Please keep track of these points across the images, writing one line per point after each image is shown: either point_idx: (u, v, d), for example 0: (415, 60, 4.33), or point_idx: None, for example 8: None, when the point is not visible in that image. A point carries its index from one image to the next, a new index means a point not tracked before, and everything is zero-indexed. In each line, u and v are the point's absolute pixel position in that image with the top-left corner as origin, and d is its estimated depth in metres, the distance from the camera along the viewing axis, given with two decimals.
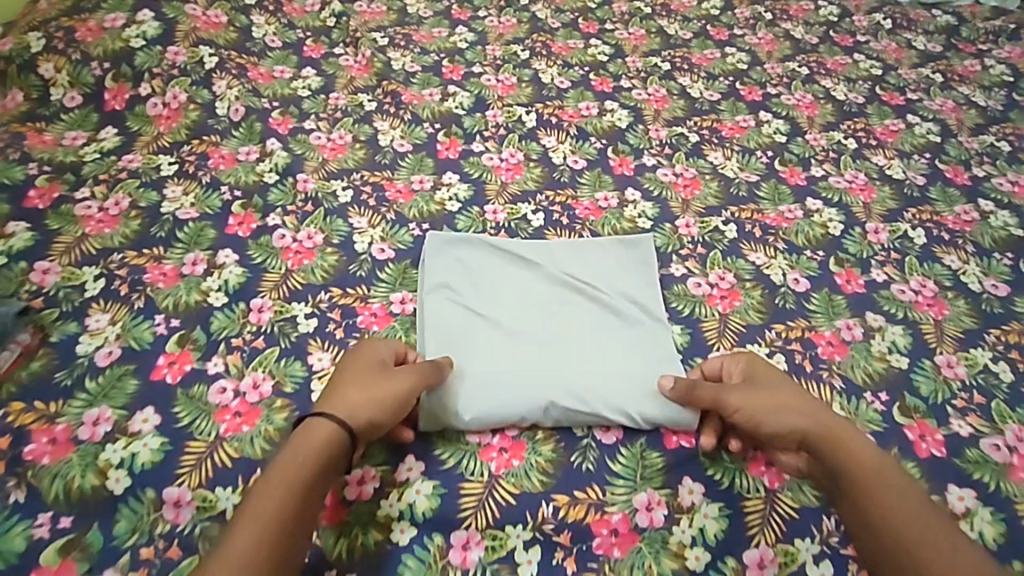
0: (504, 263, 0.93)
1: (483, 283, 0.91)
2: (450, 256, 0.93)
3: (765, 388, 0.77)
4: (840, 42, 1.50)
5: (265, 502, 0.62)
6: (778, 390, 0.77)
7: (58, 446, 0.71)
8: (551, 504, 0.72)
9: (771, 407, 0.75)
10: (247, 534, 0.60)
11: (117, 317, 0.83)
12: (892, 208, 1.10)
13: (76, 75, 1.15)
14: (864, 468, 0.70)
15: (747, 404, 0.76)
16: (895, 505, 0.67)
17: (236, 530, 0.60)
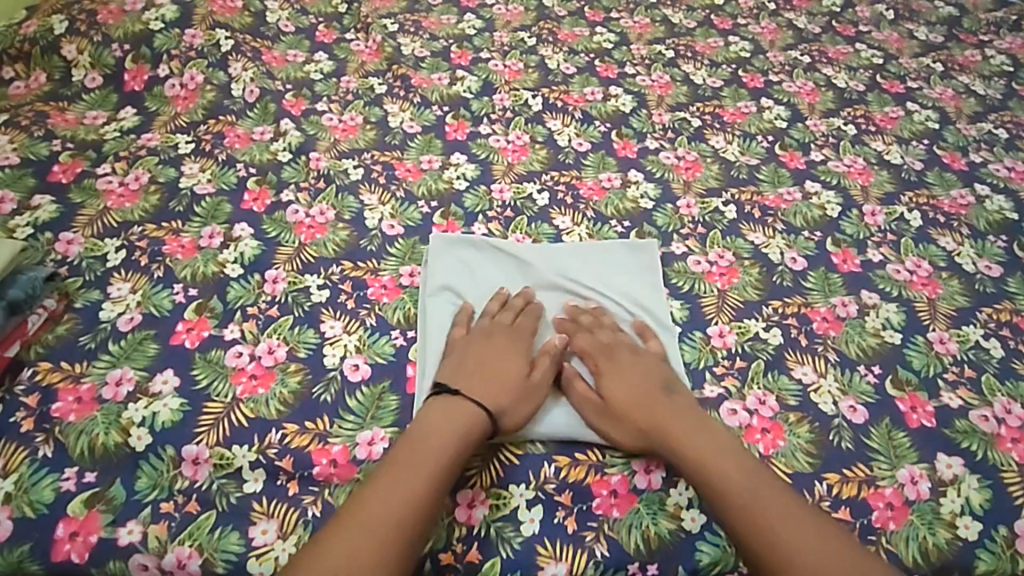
0: (510, 270, 0.92)
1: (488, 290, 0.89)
2: (455, 262, 0.92)
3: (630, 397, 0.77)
4: (843, 32, 1.52)
5: (410, 471, 0.67)
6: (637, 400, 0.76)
7: (83, 404, 0.74)
8: (552, 465, 0.75)
9: (646, 415, 0.75)
10: (394, 497, 0.65)
11: (137, 286, 0.87)
12: (889, 192, 1.12)
13: (97, 57, 1.18)
14: (723, 457, 0.71)
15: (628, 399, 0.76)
16: (745, 492, 0.68)
17: (387, 509, 0.64)
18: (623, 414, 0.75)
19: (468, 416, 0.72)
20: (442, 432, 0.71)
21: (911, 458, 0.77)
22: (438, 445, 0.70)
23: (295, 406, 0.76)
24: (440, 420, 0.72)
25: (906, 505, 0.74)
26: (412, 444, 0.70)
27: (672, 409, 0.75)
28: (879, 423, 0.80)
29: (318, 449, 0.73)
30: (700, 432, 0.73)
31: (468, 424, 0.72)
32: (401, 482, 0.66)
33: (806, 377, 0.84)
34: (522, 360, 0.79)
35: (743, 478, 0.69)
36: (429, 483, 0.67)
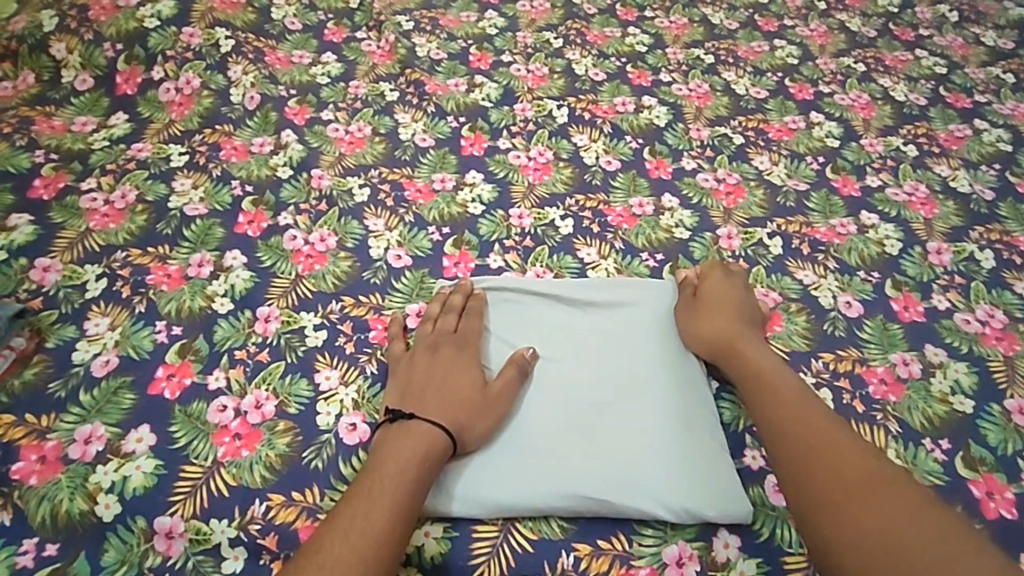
0: (529, 309, 0.81)
1: (504, 334, 0.79)
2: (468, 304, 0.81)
3: (718, 320, 0.78)
4: (901, 36, 1.38)
5: (357, 520, 0.59)
6: (724, 322, 0.77)
7: (47, 465, 0.67)
8: (571, 554, 0.66)
9: (724, 336, 0.76)
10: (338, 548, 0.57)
11: (117, 322, 0.79)
12: (956, 226, 1.00)
13: (88, 57, 1.10)
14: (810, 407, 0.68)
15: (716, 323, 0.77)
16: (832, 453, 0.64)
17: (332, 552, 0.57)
18: (702, 321, 0.78)
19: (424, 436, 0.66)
20: (397, 471, 0.63)
21: None
22: (392, 490, 0.62)
23: (283, 472, 0.69)
24: (395, 446, 0.65)
25: None
26: (369, 487, 0.62)
27: (752, 337, 0.76)
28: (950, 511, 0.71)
29: (306, 526, 0.66)
30: (767, 361, 0.74)
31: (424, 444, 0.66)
32: (358, 525, 0.59)
33: None
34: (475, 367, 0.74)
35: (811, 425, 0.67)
36: (377, 535, 0.58)
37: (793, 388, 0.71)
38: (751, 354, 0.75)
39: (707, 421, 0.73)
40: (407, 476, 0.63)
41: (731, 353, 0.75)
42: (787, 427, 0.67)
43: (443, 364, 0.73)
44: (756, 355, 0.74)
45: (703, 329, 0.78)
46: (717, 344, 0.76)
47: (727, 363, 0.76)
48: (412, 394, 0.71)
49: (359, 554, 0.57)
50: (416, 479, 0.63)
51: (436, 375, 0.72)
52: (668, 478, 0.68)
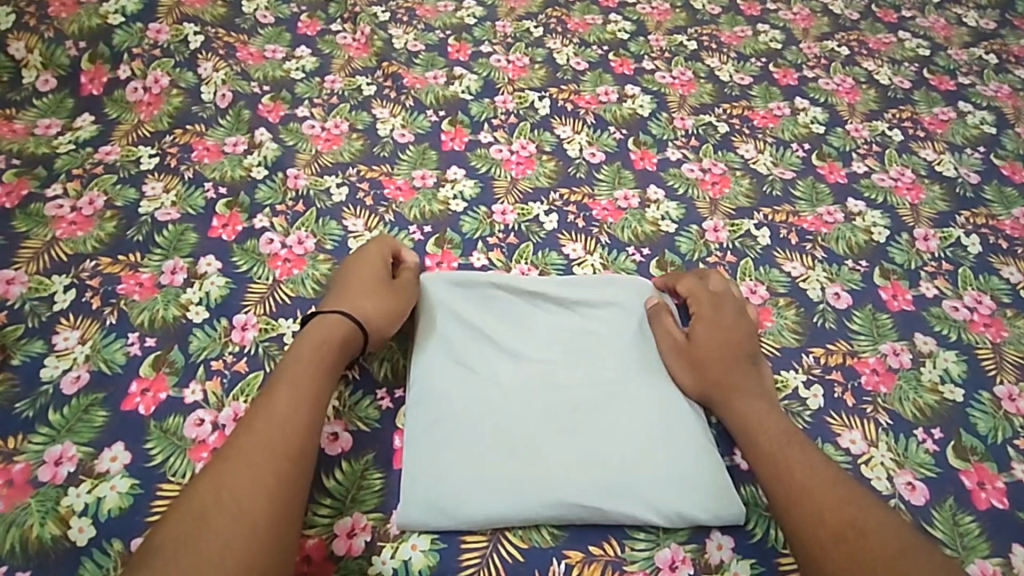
0: (509, 309, 0.79)
1: (484, 333, 0.77)
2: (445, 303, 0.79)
3: (716, 361, 0.74)
4: (884, 18, 1.36)
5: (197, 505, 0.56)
6: (724, 366, 0.73)
7: (15, 489, 0.64)
8: (562, 562, 0.65)
9: (721, 374, 0.73)
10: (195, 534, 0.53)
11: (87, 335, 0.76)
12: (943, 210, 0.99)
13: (49, 56, 1.05)
14: (795, 440, 0.67)
15: (712, 358, 0.74)
16: (818, 479, 0.64)
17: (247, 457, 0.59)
18: (698, 360, 0.74)
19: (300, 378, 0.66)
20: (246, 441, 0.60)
21: (981, 550, 0.68)
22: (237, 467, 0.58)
23: None
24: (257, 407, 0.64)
25: None
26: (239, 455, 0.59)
27: (748, 375, 0.73)
28: (942, 503, 0.70)
29: None
30: (763, 402, 0.71)
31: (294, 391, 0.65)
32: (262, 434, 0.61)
33: (854, 446, 0.74)
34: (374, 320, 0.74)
35: (785, 446, 0.67)
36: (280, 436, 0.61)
37: (779, 418, 0.70)
38: (744, 395, 0.72)
39: (695, 420, 0.72)
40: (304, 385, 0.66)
41: (726, 394, 0.72)
42: (776, 449, 0.67)
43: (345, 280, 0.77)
44: (748, 391, 0.72)
45: (697, 368, 0.74)
46: (713, 385, 0.73)
47: (721, 406, 0.72)
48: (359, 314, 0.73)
49: (206, 543, 0.53)
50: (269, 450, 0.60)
51: (358, 291, 0.75)
52: (657, 482, 0.67)
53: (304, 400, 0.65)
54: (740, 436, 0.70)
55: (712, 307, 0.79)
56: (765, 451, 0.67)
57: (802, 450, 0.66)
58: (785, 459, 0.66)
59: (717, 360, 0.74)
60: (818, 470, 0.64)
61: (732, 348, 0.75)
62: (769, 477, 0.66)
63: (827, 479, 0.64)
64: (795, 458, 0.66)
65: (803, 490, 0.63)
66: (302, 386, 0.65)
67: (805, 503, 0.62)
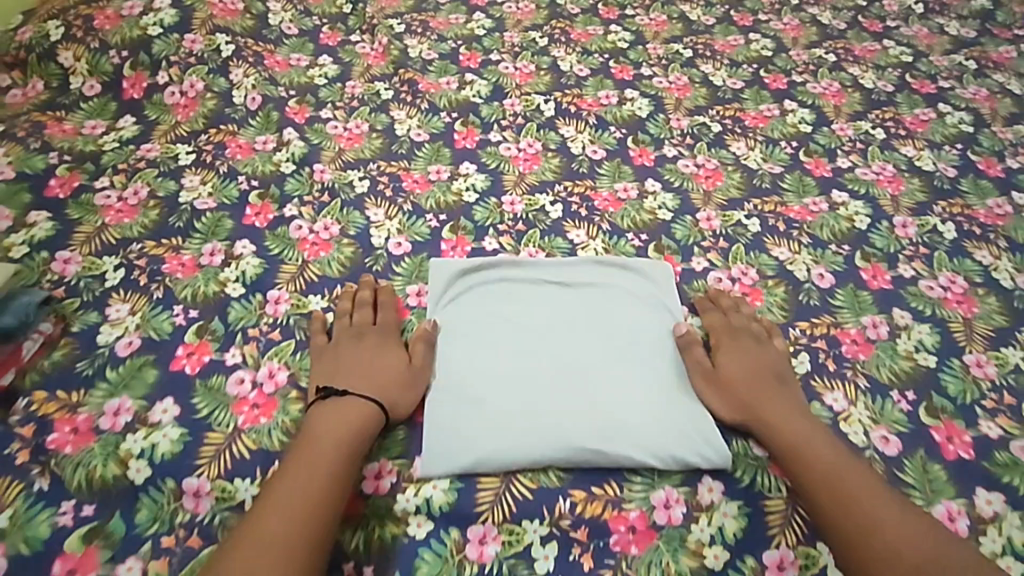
0: (534, 284, 0.88)
1: (510, 304, 0.86)
2: (479, 274, 0.89)
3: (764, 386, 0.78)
4: (869, 28, 1.45)
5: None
6: (775, 396, 0.78)
7: (80, 435, 0.72)
8: (567, 499, 0.71)
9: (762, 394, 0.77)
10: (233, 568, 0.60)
11: (136, 308, 0.84)
12: (921, 201, 1.07)
13: (95, 64, 1.15)
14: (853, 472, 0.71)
15: (746, 379, 0.79)
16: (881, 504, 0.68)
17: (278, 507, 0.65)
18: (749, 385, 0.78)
19: (319, 448, 0.69)
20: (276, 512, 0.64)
21: (948, 493, 0.74)
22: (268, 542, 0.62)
23: (298, 436, 0.74)
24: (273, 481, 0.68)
25: None
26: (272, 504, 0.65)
27: (780, 392, 0.78)
28: (913, 455, 0.76)
29: None
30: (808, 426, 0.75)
31: (321, 456, 0.69)
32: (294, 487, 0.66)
33: (836, 403, 0.80)
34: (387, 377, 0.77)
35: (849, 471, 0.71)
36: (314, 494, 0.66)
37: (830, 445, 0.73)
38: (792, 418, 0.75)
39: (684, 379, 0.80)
40: (335, 451, 0.69)
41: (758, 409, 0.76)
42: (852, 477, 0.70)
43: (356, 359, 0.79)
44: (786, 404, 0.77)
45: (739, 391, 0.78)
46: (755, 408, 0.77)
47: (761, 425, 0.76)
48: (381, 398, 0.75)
49: None
50: (298, 514, 0.65)
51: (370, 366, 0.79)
52: (654, 432, 0.74)
53: (330, 479, 0.67)
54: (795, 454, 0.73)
55: (728, 335, 0.84)
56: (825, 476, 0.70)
57: (861, 476, 0.70)
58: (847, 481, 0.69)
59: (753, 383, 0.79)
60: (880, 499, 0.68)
61: (760, 371, 0.80)
62: (839, 507, 0.68)
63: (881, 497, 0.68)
64: (855, 485, 0.69)
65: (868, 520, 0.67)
66: (323, 451, 0.69)
67: (879, 537, 0.66)
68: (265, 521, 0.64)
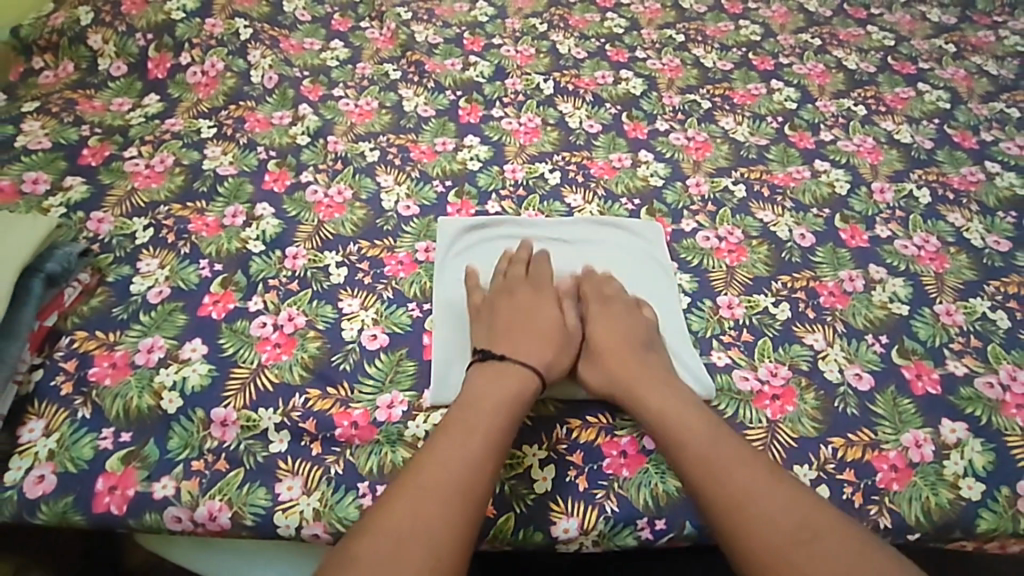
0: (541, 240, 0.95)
1: (521, 256, 0.93)
2: (492, 228, 0.96)
3: (616, 358, 0.79)
4: (854, 15, 1.52)
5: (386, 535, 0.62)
6: (637, 367, 0.78)
7: (118, 369, 0.79)
8: (564, 427, 0.78)
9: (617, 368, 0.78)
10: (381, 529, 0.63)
11: (166, 262, 0.91)
12: (898, 169, 1.13)
13: (121, 46, 1.23)
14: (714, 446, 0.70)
15: (607, 351, 0.80)
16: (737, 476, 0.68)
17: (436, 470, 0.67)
18: (608, 359, 0.79)
19: (480, 414, 0.72)
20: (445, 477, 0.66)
21: (916, 423, 0.80)
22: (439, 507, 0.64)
23: (316, 372, 0.80)
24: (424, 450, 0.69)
25: (909, 466, 0.77)
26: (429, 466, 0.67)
27: (645, 366, 0.78)
28: (884, 391, 0.82)
29: (340, 412, 0.77)
30: (665, 397, 0.75)
31: (481, 423, 0.71)
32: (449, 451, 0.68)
33: (816, 343, 0.87)
34: (541, 337, 0.80)
35: (705, 444, 0.71)
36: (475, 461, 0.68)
37: (693, 415, 0.73)
38: (651, 390, 0.76)
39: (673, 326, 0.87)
40: (495, 415, 0.72)
41: (629, 394, 0.76)
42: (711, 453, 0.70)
43: (512, 321, 0.82)
44: (650, 384, 0.76)
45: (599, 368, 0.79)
46: (613, 385, 0.77)
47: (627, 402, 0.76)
48: (540, 360, 0.78)
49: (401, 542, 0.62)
50: (478, 475, 0.67)
51: (534, 330, 0.81)
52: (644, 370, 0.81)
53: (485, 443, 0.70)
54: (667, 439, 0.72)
55: (599, 302, 0.85)
56: (698, 473, 0.69)
57: (745, 468, 0.69)
58: (722, 476, 0.68)
59: (612, 357, 0.79)
60: (779, 500, 0.66)
61: (625, 344, 0.80)
62: (709, 503, 0.68)
63: (737, 470, 0.69)
64: (736, 479, 0.68)
65: (752, 517, 0.66)
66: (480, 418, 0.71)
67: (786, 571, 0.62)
68: (428, 487, 0.65)
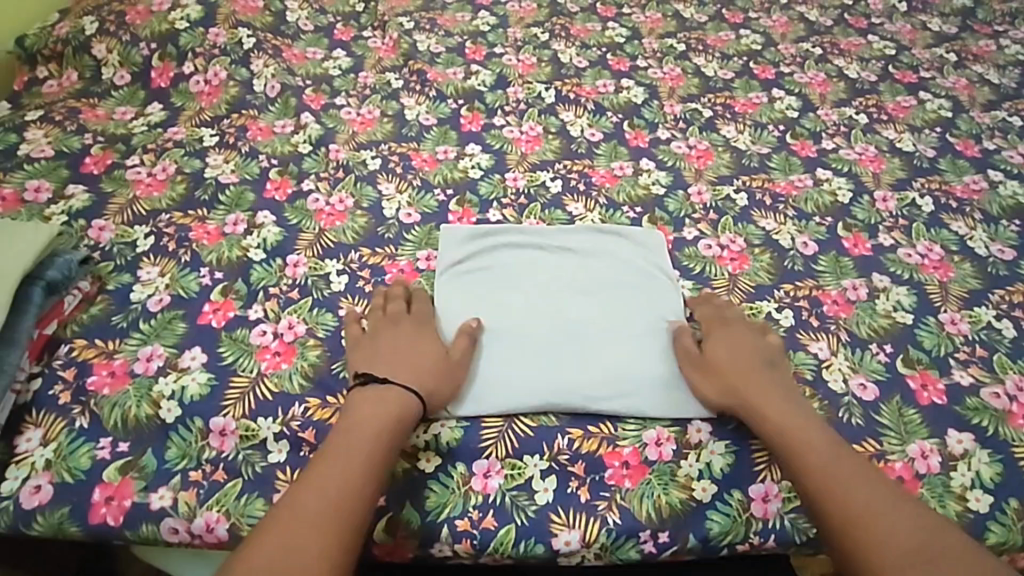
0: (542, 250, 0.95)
1: (521, 266, 0.93)
2: (493, 237, 0.96)
3: (756, 372, 0.78)
4: (855, 24, 1.53)
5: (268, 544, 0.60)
6: (771, 384, 0.77)
7: (116, 378, 0.78)
8: (565, 437, 0.77)
9: (757, 384, 0.77)
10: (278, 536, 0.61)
11: (166, 270, 0.91)
12: (900, 178, 1.13)
13: (125, 56, 1.23)
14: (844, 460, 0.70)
15: (731, 364, 0.79)
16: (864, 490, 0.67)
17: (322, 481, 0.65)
18: (742, 375, 0.78)
19: (375, 433, 0.70)
20: (319, 491, 0.64)
21: (922, 433, 0.79)
22: (317, 521, 0.62)
23: (316, 381, 0.80)
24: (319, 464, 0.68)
25: (916, 478, 0.76)
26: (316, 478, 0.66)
27: (772, 382, 0.78)
28: (890, 401, 0.82)
29: None
30: (800, 415, 0.75)
31: (371, 442, 0.69)
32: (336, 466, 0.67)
33: (821, 352, 0.86)
34: (425, 357, 0.78)
35: (837, 458, 0.70)
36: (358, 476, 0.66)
37: (825, 432, 0.73)
38: (779, 405, 0.75)
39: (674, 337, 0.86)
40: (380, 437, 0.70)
41: (752, 409, 0.75)
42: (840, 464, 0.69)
43: (394, 348, 0.79)
44: (780, 401, 0.75)
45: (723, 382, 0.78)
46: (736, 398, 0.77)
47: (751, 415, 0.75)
48: (421, 386, 0.76)
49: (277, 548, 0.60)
50: (360, 494, 0.65)
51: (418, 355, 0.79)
52: (636, 380, 0.81)
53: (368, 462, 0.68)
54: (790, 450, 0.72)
55: (725, 322, 0.85)
56: (810, 483, 0.69)
57: (865, 485, 0.67)
58: (840, 491, 0.67)
59: (743, 370, 0.78)
60: (890, 512, 0.65)
61: (751, 360, 0.79)
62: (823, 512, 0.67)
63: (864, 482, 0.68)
64: (854, 494, 0.66)
65: (864, 526, 0.64)
66: (367, 435, 0.70)
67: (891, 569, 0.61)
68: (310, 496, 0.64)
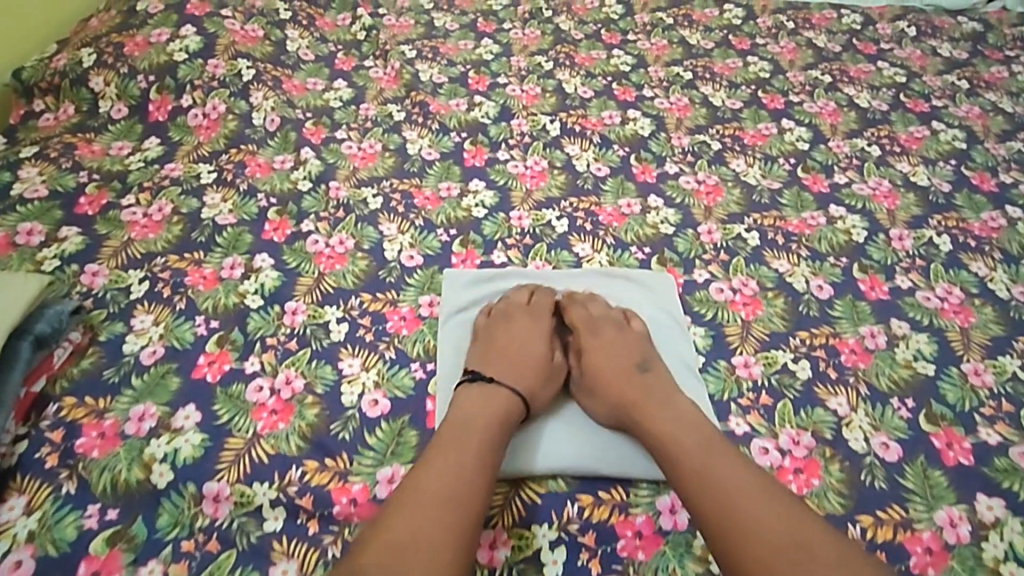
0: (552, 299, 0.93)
1: None
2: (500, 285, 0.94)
3: (617, 378, 0.80)
4: (864, 50, 1.50)
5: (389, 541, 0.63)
6: (649, 389, 0.79)
7: (106, 440, 0.75)
8: (575, 504, 0.74)
9: (621, 390, 0.79)
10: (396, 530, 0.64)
11: (160, 318, 0.88)
12: (916, 215, 1.10)
13: (123, 88, 1.21)
14: (718, 455, 0.70)
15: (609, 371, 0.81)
16: (742, 485, 0.67)
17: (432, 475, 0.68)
18: (613, 383, 0.80)
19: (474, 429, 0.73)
20: (420, 532, 0.63)
21: (949, 499, 0.75)
22: (436, 512, 0.65)
23: (314, 442, 0.77)
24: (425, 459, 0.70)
25: (945, 549, 0.71)
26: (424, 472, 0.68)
27: (646, 385, 0.79)
28: (914, 461, 0.78)
29: (339, 487, 0.73)
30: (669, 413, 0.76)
31: (477, 437, 0.72)
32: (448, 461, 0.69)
33: (840, 409, 0.83)
34: (532, 360, 0.83)
35: (706, 454, 0.70)
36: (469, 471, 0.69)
37: (694, 427, 0.74)
38: (657, 409, 0.76)
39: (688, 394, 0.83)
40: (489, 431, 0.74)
41: (634, 411, 0.77)
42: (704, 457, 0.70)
43: (503, 343, 0.84)
44: (658, 401, 0.77)
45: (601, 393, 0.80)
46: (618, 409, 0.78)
47: (633, 423, 0.76)
48: (525, 387, 0.79)
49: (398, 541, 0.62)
50: (474, 484, 0.68)
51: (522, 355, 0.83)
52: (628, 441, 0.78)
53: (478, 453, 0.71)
54: (660, 452, 0.73)
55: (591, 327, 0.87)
56: (684, 477, 0.69)
57: (728, 476, 0.68)
58: (716, 485, 0.67)
59: (619, 379, 0.80)
60: (757, 499, 0.66)
61: (624, 366, 0.81)
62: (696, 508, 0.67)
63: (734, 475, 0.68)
64: (721, 486, 0.67)
65: (738, 523, 0.64)
66: (474, 429, 0.73)
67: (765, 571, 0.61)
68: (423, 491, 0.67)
